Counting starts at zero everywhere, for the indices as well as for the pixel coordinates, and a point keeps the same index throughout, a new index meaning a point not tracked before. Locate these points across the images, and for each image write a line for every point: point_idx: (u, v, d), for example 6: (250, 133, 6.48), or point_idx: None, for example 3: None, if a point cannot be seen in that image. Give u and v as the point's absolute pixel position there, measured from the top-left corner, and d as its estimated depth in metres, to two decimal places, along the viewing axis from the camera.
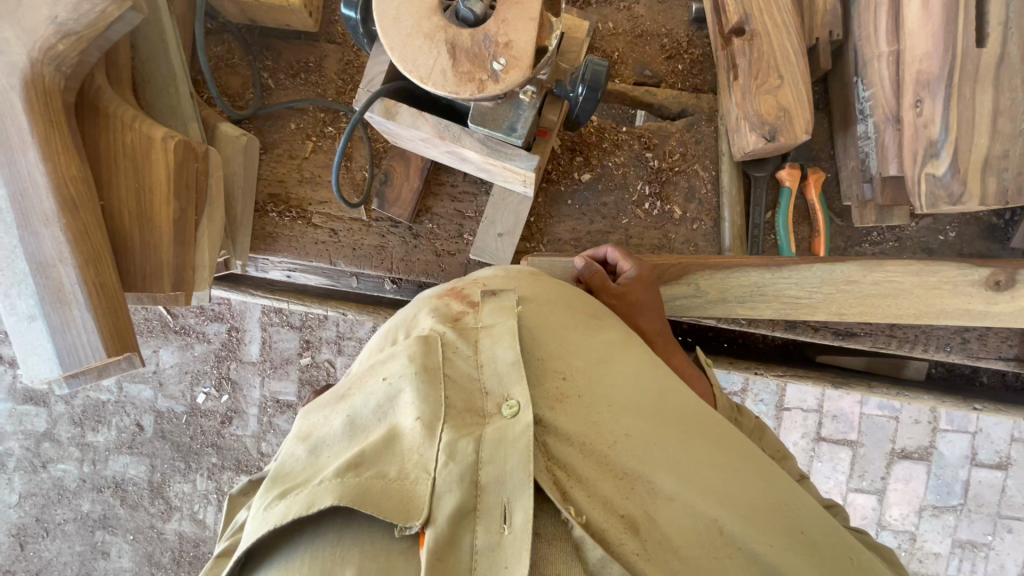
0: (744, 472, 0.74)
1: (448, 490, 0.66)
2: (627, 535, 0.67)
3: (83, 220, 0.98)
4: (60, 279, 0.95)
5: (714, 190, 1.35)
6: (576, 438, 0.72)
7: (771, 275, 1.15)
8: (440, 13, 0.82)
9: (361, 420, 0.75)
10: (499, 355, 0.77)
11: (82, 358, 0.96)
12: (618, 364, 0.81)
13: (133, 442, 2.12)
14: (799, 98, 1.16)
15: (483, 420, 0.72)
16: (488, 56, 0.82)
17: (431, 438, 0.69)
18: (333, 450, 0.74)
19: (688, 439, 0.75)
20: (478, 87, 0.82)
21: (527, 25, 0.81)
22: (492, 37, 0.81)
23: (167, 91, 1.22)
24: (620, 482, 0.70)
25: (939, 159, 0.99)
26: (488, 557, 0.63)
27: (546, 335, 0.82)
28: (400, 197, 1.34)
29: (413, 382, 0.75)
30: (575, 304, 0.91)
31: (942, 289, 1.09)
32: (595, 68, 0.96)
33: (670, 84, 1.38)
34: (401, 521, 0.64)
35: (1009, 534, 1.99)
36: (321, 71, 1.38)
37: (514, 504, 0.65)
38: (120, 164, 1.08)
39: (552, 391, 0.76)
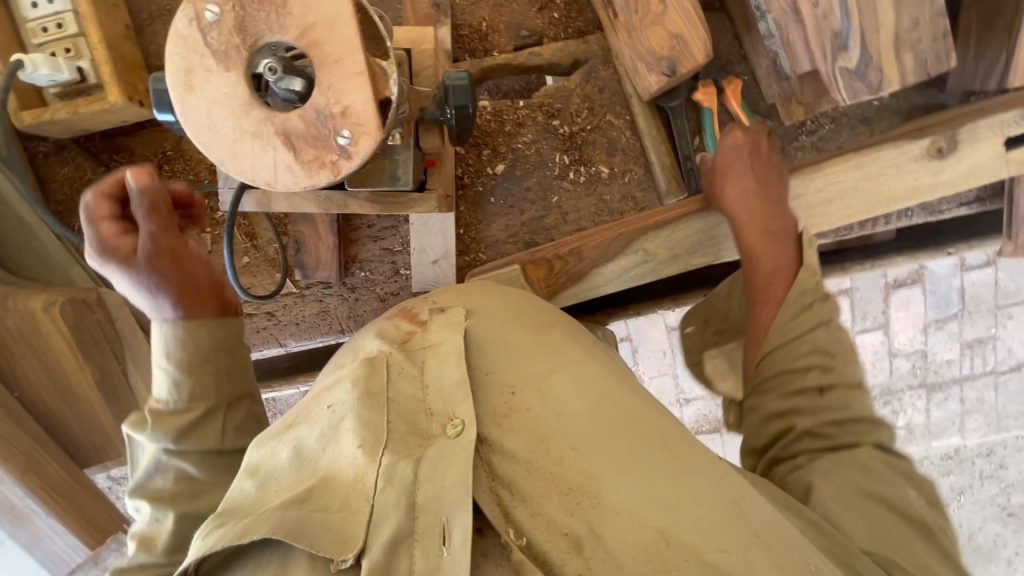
0: (702, 482, 0.70)
1: (386, 516, 0.63)
2: (570, 554, 0.63)
3: (3, 434, 0.90)
4: (8, 500, 0.90)
5: (635, 135, 1.26)
6: (522, 455, 0.69)
7: (716, 219, 1.10)
8: (256, 104, 0.71)
9: (307, 452, 0.71)
10: (445, 374, 0.74)
11: (71, 556, 0.95)
12: (568, 374, 0.78)
13: None
14: (688, 16, 1.04)
15: (426, 441, 0.69)
16: (329, 133, 0.71)
17: (374, 461, 0.66)
18: (280, 484, 0.69)
19: (640, 443, 0.72)
20: (332, 171, 0.72)
21: (357, 82, 0.70)
22: (324, 111, 0.71)
23: (33, 245, 1.13)
24: (565, 496, 0.66)
25: (848, 51, 0.89)
26: None
27: (497, 355, 0.79)
28: (320, 259, 1.26)
29: (355, 410, 0.71)
30: (528, 323, 0.87)
31: (887, 175, 1.03)
32: (457, 82, 0.86)
33: (551, 37, 1.24)
34: (335, 555, 0.60)
35: None
36: (184, 154, 1.24)
37: (452, 522, 0.61)
38: (14, 350, 1.00)
39: (499, 406, 0.74)
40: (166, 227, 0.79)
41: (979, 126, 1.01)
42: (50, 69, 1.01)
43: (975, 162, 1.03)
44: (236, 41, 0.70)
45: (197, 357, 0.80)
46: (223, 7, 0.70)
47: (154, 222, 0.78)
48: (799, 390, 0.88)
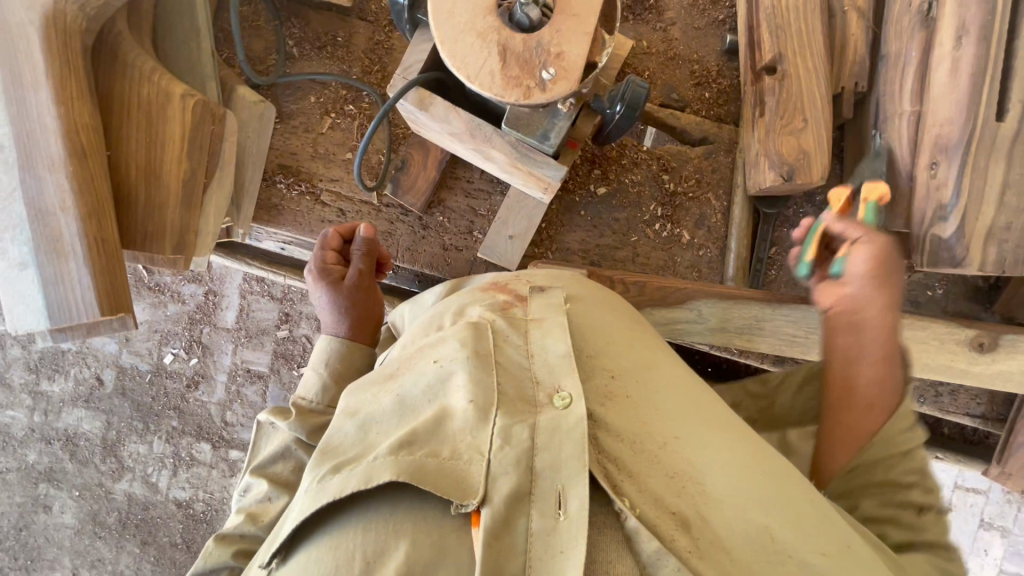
0: (796, 485, 0.70)
1: (504, 473, 0.64)
2: (679, 533, 0.64)
3: (90, 172, 0.93)
4: (58, 229, 0.90)
5: (724, 221, 1.38)
6: (625, 434, 0.71)
7: (770, 311, 1.19)
8: (493, 13, 0.81)
9: (411, 400, 0.74)
10: (550, 347, 0.76)
11: (75, 314, 0.91)
12: (663, 372, 0.80)
13: (91, 396, 2.05)
14: (821, 142, 1.19)
15: (535, 409, 0.70)
16: (538, 65, 0.81)
17: (485, 421, 0.68)
18: (383, 429, 0.73)
19: (740, 444, 0.73)
20: (524, 93, 0.81)
21: (580, 39, 0.81)
22: (544, 46, 0.81)
23: (189, 46, 1.18)
24: (672, 481, 0.68)
25: (946, 222, 1.03)
26: (545, 540, 0.61)
27: (600, 337, 0.82)
28: (414, 186, 1.32)
29: (466, 366, 0.74)
30: (629, 319, 0.90)
31: (929, 344, 1.14)
32: (638, 89, 0.97)
33: (694, 109, 1.38)
34: (458, 498, 0.62)
35: None
36: (347, 47, 1.34)
37: (569, 491, 0.63)
38: (132, 116, 1.03)
39: (601, 388, 0.75)
40: (365, 272, 1.16)
41: (1020, 341, 1.12)
42: None
43: (1007, 369, 1.13)
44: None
45: (343, 371, 1.08)
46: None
47: (361, 267, 1.16)
48: None
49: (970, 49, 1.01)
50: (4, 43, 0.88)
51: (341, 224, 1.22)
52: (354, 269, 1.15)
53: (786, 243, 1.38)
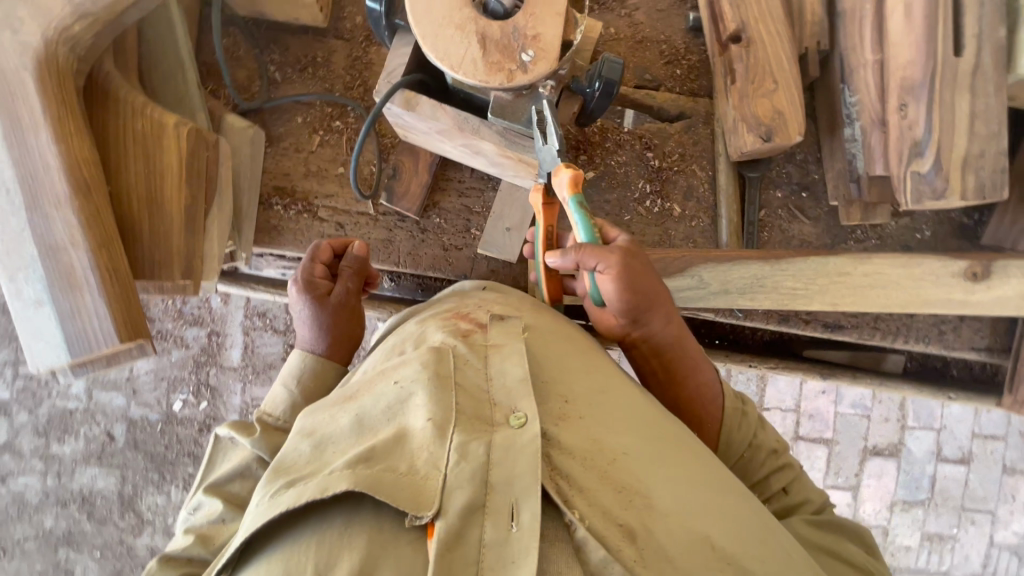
0: (729, 499, 0.78)
1: (460, 486, 0.67)
2: (624, 542, 0.68)
3: (96, 204, 0.96)
4: (70, 263, 0.92)
5: (711, 189, 1.42)
6: (578, 452, 0.74)
7: (769, 268, 1.22)
8: (470, 5, 0.85)
9: (370, 420, 0.77)
10: (508, 371, 0.79)
11: (94, 345, 0.93)
12: (613, 397, 0.85)
13: (103, 453, 2.03)
14: (794, 101, 1.23)
15: (491, 429, 0.73)
16: (517, 48, 0.85)
17: (443, 440, 0.70)
18: (340, 446, 0.75)
19: (680, 459, 0.79)
20: (507, 77, 0.85)
21: (554, 20, 0.85)
22: (521, 30, 0.85)
23: (176, 82, 1.22)
24: (619, 494, 0.72)
25: (923, 157, 1.07)
26: (496, 551, 0.64)
27: (553, 366, 0.86)
28: (409, 191, 1.35)
29: (425, 387, 0.76)
30: (578, 345, 0.96)
31: (925, 280, 1.17)
32: (613, 63, 1.00)
33: (668, 87, 1.43)
34: (412, 510, 0.65)
35: (973, 527, 2.20)
36: (328, 66, 1.38)
37: (522, 503, 0.66)
38: (129, 149, 1.06)
39: (554, 409, 0.79)
40: (351, 292, 1.22)
41: (1011, 266, 1.16)
42: None
43: (1003, 295, 1.16)
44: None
45: (315, 387, 1.13)
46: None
47: (350, 284, 1.22)
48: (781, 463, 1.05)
49: None
50: (0, 90, 0.91)
51: (333, 240, 1.28)
52: (341, 287, 1.22)
53: (773, 204, 1.42)
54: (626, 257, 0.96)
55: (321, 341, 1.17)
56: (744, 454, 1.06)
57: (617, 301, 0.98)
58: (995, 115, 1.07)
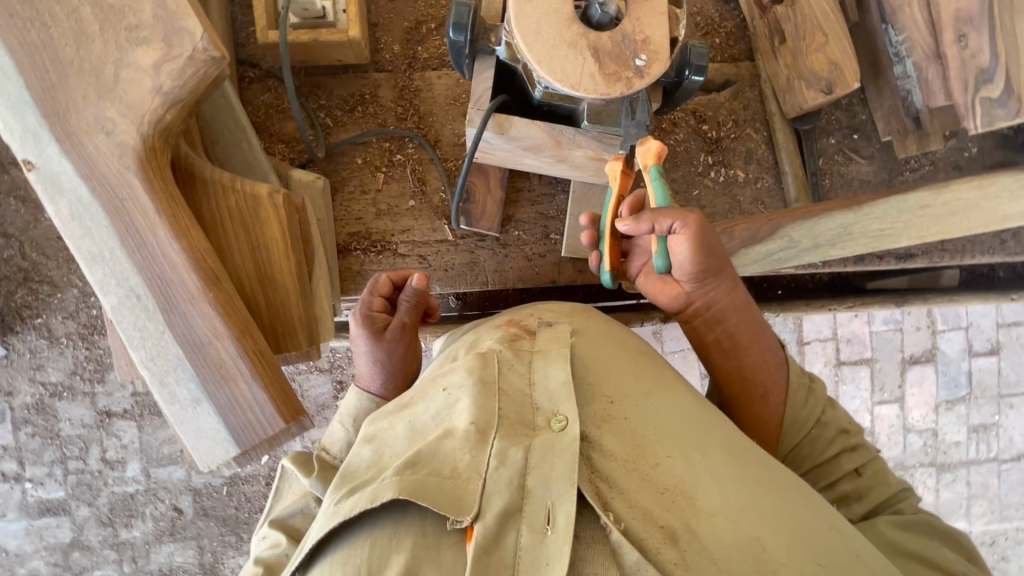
0: (784, 501, 0.83)
1: (497, 493, 0.78)
2: (665, 543, 0.77)
3: (226, 292, 0.93)
4: (220, 356, 0.91)
5: (770, 149, 1.45)
6: (620, 457, 0.84)
7: (854, 216, 1.26)
8: (576, 21, 0.85)
9: (422, 426, 0.89)
10: (551, 375, 0.89)
11: (259, 432, 0.92)
12: (661, 401, 0.93)
13: (174, 528, 1.95)
14: (846, 50, 1.26)
15: (533, 432, 0.84)
16: (630, 55, 0.86)
17: (483, 444, 0.82)
18: (395, 451, 0.88)
19: (729, 461, 0.86)
20: (626, 84, 0.86)
21: (660, 19, 0.86)
22: (630, 37, 0.85)
23: (241, 148, 1.19)
24: (661, 496, 0.81)
25: (992, 83, 1.13)
26: (531, 553, 0.74)
27: (600, 368, 0.95)
28: (486, 210, 1.34)
29: (471, 394, 0.87)
30: (624, 345, 1.03)
31: (1002, 198, 1.22)
32: (700, 49, 1.01)
33: (710, 57, 1.44)
34: (452, 515, 0.76)
35: (1013, 411, 2.50)
36: (376, 101, 1.36)
37: (556, 509, 0.76)
38: (230, 229, 1.04)
39: (599, 412, 0.89)
40: (409, 328, 1.22)
41: None
42: None
43: None
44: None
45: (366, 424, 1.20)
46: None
47: (407, 321, 1.21)
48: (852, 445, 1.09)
49: None
50: (110, 198, 0.88)
51: (392, 272, 1.26)
52: (398, 322, 1.21)
53: (830, 150, 1.46)
54: (702, 221, 1.01)
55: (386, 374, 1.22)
56: (813, 429, 1.09)
57: (689, 263, 1.03)
58: None
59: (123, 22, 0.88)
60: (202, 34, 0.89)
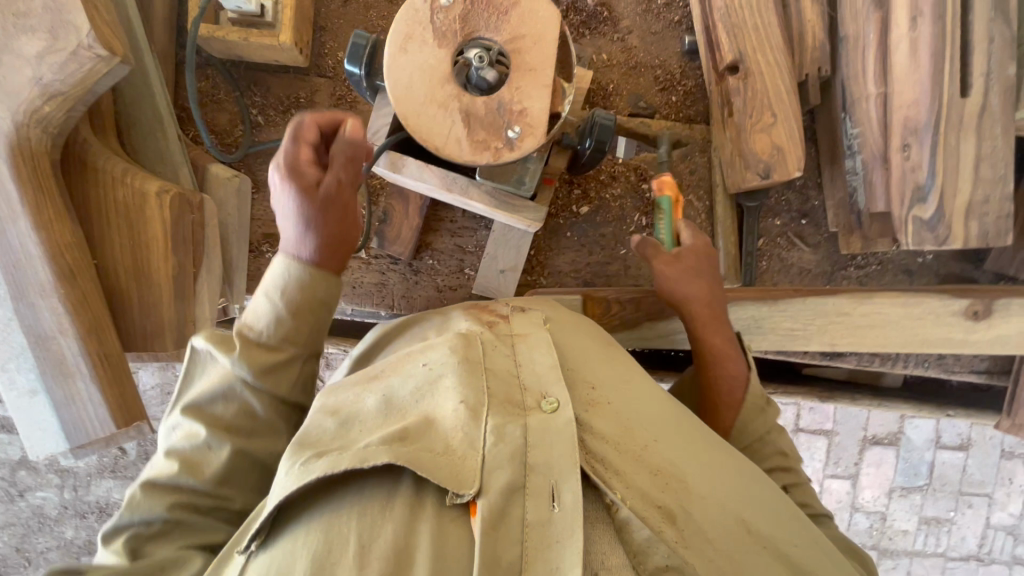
0: (768, 488, 0.76)
1: (499, 467, 0.64)
2: (664, 523, 0.66)
3: (82, 289, 0.94)
4: (62, 353, 0.92)
5: (710, 220, 1.38)
6: (612, 437, 0.72)
7: (766, 308, 1.20)
8: (451, 79, 0.81)
9: (398, 399, 0.75)
10: (537, 360, 0.77)
11: (89, 433, 0.93)
12: (638, 386, 0.83)
13: (117, 466, 1.97)
14: (793, 135, 1.19)
15: (523, 413, 0.70)
16: (503, 124, 0.82)
17: (477, 422, 0.68)
18: (367, 425, 0.72)
19: (711, 445, 0.78)
20: (494, 154, 0.82)
21: (541, 92, 0.82)
22: (505, 105, 0.81)
23: (155, 137, 1.18)
24: (655, 478, 0.70)
25: (926, 203, 1.05)
26: (539, 531, 0.61)
27: (579, 355, 0.84)
28: (400, 235, 1.32)
29: (455, 370, 0.74)
30: (608, 343, 0.91)
31: (926, 319, 1.15)
32: (605, 123, 0.98)
33: (663, 114, 1.38)
34: (454, 488, 0.63)
35: (970, 510, 2.15)
36: (311, 106, 1.34)
37: (562, 483, 0.64)
38: (112, 221, 1.04)
39: (584, 396, 0.77)
40: (347, 183, 0.82)
41: (1014, 303, 1.14)
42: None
43: (1005, 333, 1.15)
44: (453, 25, 0.80)
45: (304, 303, 0.81)
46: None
47: (342, 169, 0.80)
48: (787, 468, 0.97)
49: (926, 28, 1.03)
50: None
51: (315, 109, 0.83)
52: (332, 175, 0.80)
53: (773, 232, 1.39)
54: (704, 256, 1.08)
55: (315, 247, 0.81)
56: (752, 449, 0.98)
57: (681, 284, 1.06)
58: (1003, 157, 1.04)
59: (13, 7, 0.88)
60: (87, 29, 0.88)
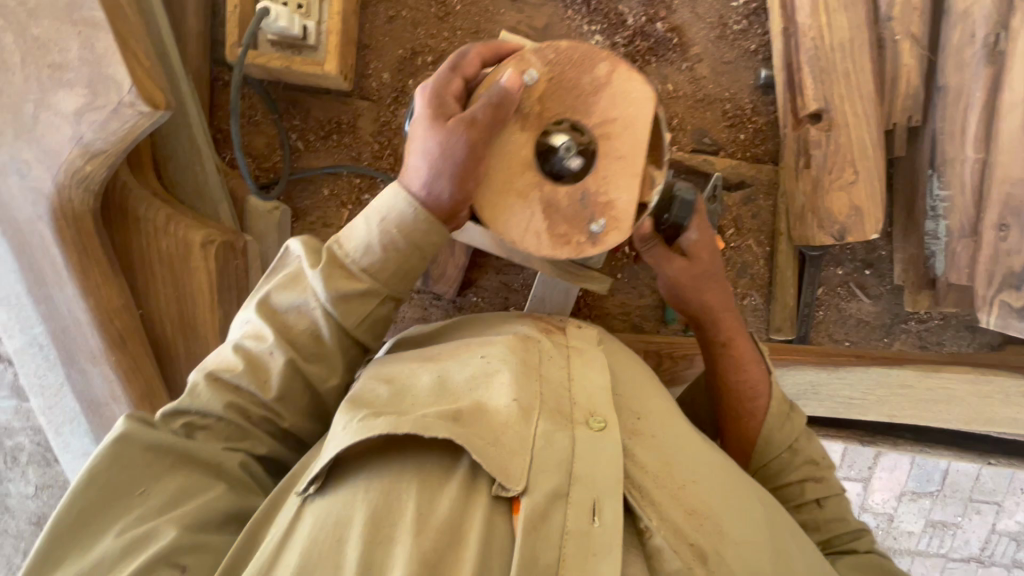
0: (796, 542, 0.74)
1: (546, 471, 0.64)
2: (695, 562, 0.64)
3: (133, 355, 0.91)
4: (114, 418, 0.91)
5: (769, 266, 1.31)
6: (651, 468, 0.70)
7: (827, 375, 1.16)
8: (531, 168, 0.75)
9: (452, 383, 0.73)
10: (592, 377, 0.75)
11: None
12: (679, 418, 0.81)
13: None
14: (874, 194, 1.11)
15: (570, 427, 0.69)
16: (587, 217, 0.76)
17: (528, 421, 0.67)
18: (417, 400, 0.71)
19: (747, 487, 0.76)
20: (575, 251, 0.76)
21: (631, 182, 0.76)
22: (591, 196, 0.76)
23: (193, 171, 1.11)
24: (692, 516, 0.68)
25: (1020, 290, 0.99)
26: (579, 540, 0.61)
27: (630, 384, 0.82)
28: (444, 274, 1.26)
29: (511, 367, 0.73)
30: (648, 372, 0.89)
31: (994, 397, 1.12)
32: (685, 197, 0.95)
33: (728, 153, 1.28)
34: (502, 480, 0.62)
35: (977, 515, 2.11)
36: (353, 132, 1.25)
37: (603, 500, 0.63)
38: (157, 271, 1.00)
39: (627, 424, 0.75)
40: (484, 122, 0.71)
41: None
42: (287, 24, 1.03)
43: None
44: (536, 107, 0.74)
45: (403, 243, 0.73)
46: (538, 76, 0.74)
47: (484, 108, 0.70)
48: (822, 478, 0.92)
49: None
50: (22, 247, 0.85)
51: (487, 45, 0.78)
52: (475, 109, 0.70)
53: (833, 281, 1.33)
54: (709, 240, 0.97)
55: (439, 188, 0.71)
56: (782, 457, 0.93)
57: (681, 276, 0.96)
58: None
59: (48, 59, 0.80)
60: (129, 85, 0.79)
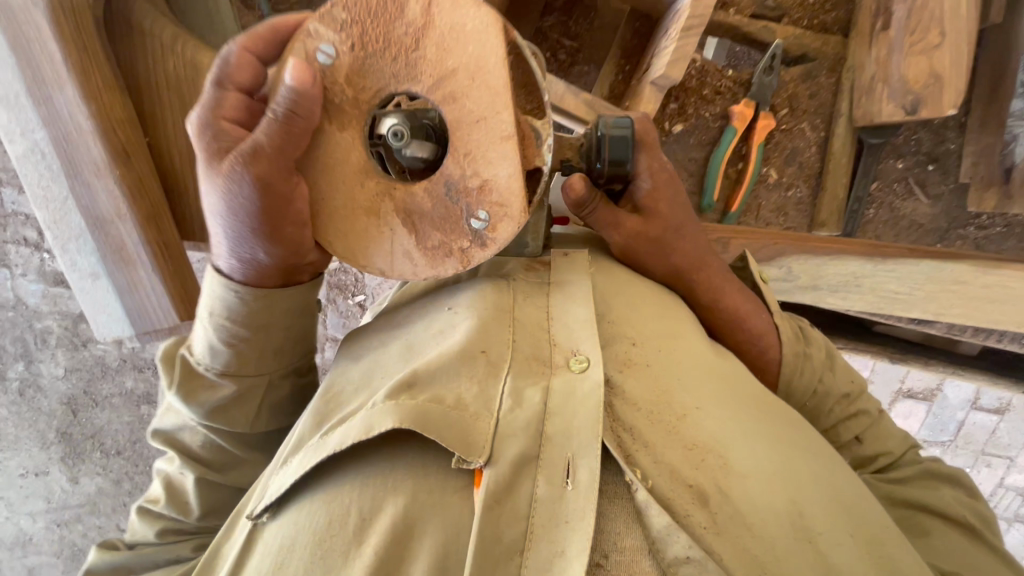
0: (828, 475, 0.62)
1: (513, 434, 0.56)
2: (695, 505, 0.54)
3: (138, 174, 0.87)
4: (120, 238, 0.88)
5: (821, 154, 1.20)
6: (643, 404, 0.61)
7: (872, 267, 1.08)
8: (375, 170, 0.61)
9: (419, 346, 0.67)
10: (573, 312, 0.67)
11: (153, 319, 0.92)
12: (682, 344, 0.70)
13: None
14: (958, 63, 0.97)
15: (549, 371, 0.62)
16: (464, 212, 0.61)
17: (495, 380, 0.60)
18: (386, 370, 0.65)
19: (763, 420, 0.65)
20: (461, 260, 0.62)
21: (501, 147, 0.59)
22: (459, 185, 0.60)
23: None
24: (690, 453, 0.58)
25: None
26: (548, 507, 0.53)
27: (623, 310, 0.71)
28: None
29: (479, 322, 0.65)
30: (653, 292, 0.77)
31: None
32: (614, 134, 0.72)
33: (794, 19, 1.15)
34: (461, 453, 0.54)
35: None
36: None
37: (580, 459, 0.54)
38: (164, 96, 0.93)
39: (619, 355, 0.66)
40: (274, 152, 0.56)
41: None
42: None
43: None
44: (349, 92, 0.58)
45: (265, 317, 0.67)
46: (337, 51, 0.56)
47: (269, 135, 0.55)
48: (856, 413, 0.83)
49: None
50: (20, 40, 0.79)
51: (252, 31, 0.58)
52: (258, 143, 0.55)
53: (891, 175, 1.21)
54: (663, 184, 0.79)
55: (246, 239, 0.61)
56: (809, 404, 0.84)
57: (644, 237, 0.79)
58: None
59: None
60: None
